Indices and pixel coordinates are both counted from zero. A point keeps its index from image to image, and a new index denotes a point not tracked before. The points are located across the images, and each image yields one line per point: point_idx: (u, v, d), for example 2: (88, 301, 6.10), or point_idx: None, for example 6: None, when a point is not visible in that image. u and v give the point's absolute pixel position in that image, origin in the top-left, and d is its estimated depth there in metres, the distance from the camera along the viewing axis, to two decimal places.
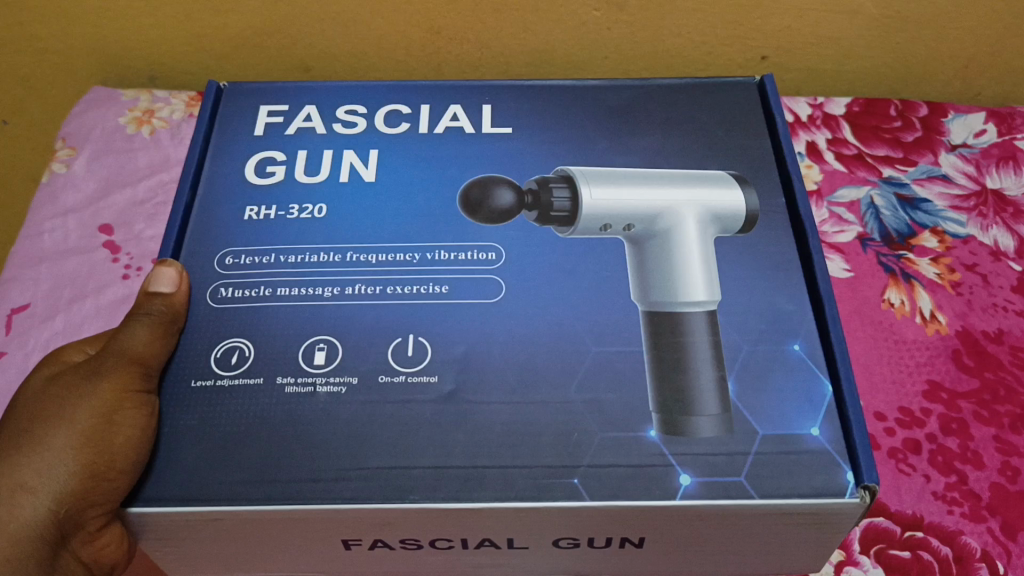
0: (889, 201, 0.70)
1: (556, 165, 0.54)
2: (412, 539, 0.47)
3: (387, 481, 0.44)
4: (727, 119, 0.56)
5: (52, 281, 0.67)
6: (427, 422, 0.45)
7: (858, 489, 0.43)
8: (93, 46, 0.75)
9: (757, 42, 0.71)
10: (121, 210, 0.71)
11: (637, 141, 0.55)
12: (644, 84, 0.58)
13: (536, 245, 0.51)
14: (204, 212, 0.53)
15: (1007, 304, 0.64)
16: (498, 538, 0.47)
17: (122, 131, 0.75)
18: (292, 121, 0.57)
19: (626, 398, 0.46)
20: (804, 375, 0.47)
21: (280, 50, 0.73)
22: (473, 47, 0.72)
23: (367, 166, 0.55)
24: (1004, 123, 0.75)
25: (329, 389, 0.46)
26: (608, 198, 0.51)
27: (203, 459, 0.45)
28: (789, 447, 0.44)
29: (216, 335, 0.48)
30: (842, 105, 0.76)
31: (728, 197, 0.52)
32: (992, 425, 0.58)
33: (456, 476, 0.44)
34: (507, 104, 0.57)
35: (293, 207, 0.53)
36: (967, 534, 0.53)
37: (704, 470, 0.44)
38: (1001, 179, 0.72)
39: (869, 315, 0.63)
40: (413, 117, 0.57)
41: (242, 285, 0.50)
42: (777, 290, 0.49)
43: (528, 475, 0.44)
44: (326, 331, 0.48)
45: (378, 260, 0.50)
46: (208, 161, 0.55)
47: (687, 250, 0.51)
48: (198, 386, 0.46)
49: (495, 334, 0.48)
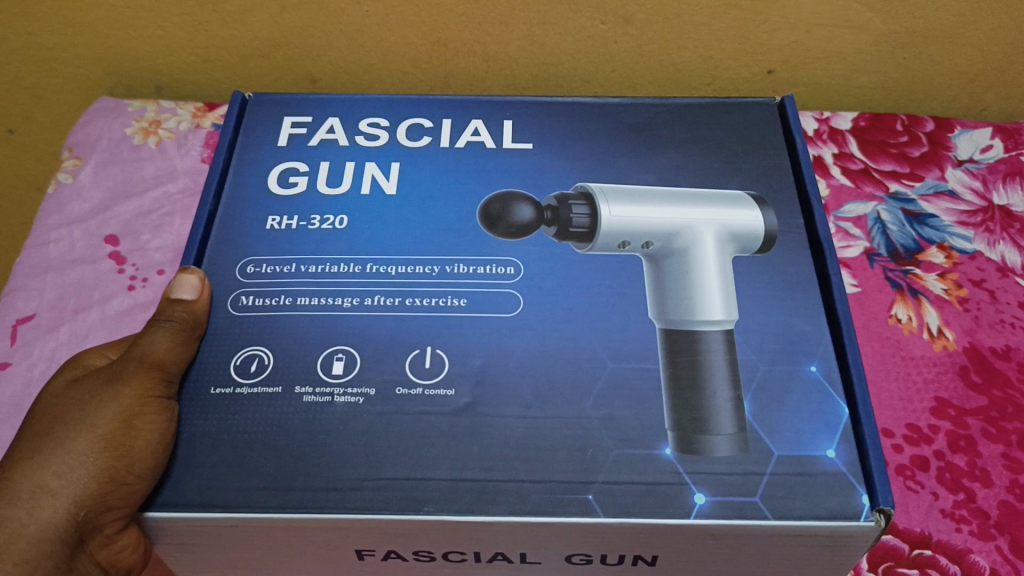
0: (895, 216, 0.70)
1: (576, 181, 0.54)
2: (424, 551, 0.46)
3: (401, 493, 0.44)
4: (742, 138, 0.56)
5: (57, 291, 0.67)
6: (442, 436, 0.45)
7: (873, 512, 0.43)
8: (100, 55, 0.76)
9: (764, 56, 0.71)
10: (126, 220, 0.71)
11: (653, 158, 0.55)
12: (663, 103, 0.58)
13: (556, 262, 0.51)
14: (226, 222, 0.53)
15: (1015, 320, 0.64)
16: (510, 552, 0.46)
17: (128, 141, 0.75)
18: (315, 133, 0.57)
19: (642, 414, 0.46)
20: (820, 397, 0.46)
21: (288, 62, 0.73)
22: (480, 59, 0.72)
23: (389, 178, 0.55)
24: (1010, 139, 0.75)
25: (347, 399, 0.46)
26: (627, 216, 0.51)
27: (217, 467, 0.44)
28: (805, 468, 0.44)
29: (233, 344, 0.48)
30: (848, 120, 0.76)
31: (747, 215, 0.52)
32: (1000, 443, 0.57)
33: (469, 489, 0.44)
34: (529, 120, 0.57)
35: (315, 217, 0.53)
36: (975, 553, 0.53)
37: (719, 489, 0.44)
38: (1007, 195, 0.72)
39: (877, 331, 0.63)
40: (435, 131, 0.57)
41: (263, 293, 0.50)
42: (793, 310, 0.49)
43: (543, 490, 0.44)
44: (346, 341, 0.48)
45: (397, 272, 0.50)
46: (232, 172, 0.55)
47: (704, 270, 0.51)
48: (216, 393, 0.46)
49: (511, 348, 0.48)
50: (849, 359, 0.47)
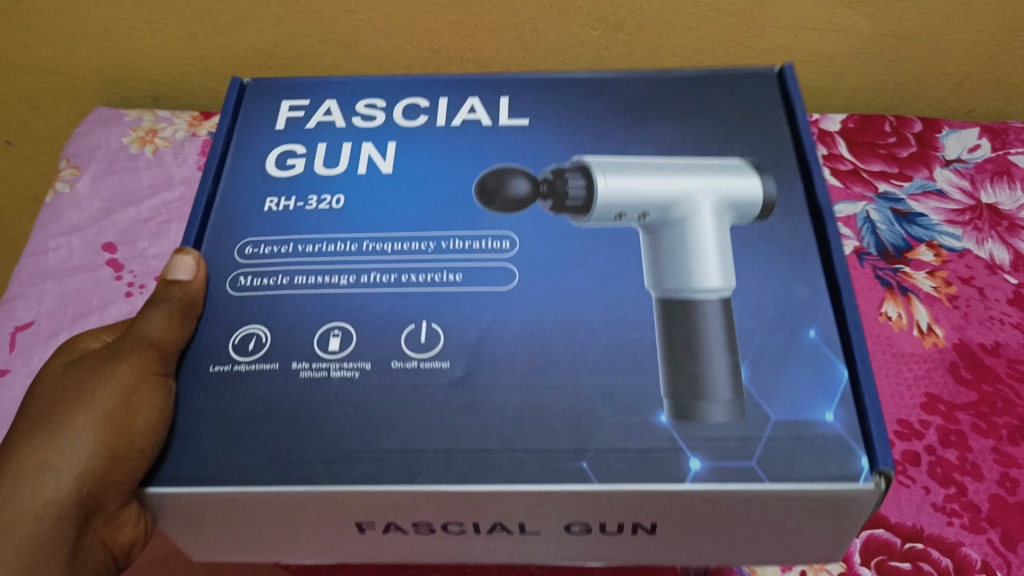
0: (884, 214, 0.71)
1: (572, 156, 0.53)
2: (425, 522, 0.45)
3: (396, 463, 0.43)
4: (742, 113, 0.54)
5: (56, 298, 0.67)
6: (436, 407, 0.44)
7: (873, 475, 0.41)
8: (98, 64, 0.77)
9: (755, 60, 0.72)
10: (124, 228, 0.71)
11: (650, 133, 0.53)
12: (659, 77, 0.56)
13: (550, 236, 0.49)
14: (225, 205, 0.52)
15: (1004, 316, 0.64)
16: (509, 521, 0.45)
17: (126, 151, 0.76)
18: (312, 116, 0.56)
19: (635, 380, 0.45)
20: (818, 361, 0.44)
21: (279, 71, 0.74)
22: (472, 66, 0.73)
23: (384, 157, 0.53)
24: (998, 138, 0.76)
25: (343, 374, 0.45)
26: (624, 183, 0.49)
27: (219, 444, 0.44)
28: (801, 432, 0.43)
29: (233, 323, 0.47)
30: (837, 122, 0.77)
31: (745, 183, 0.49)
32: (991, 437, 0.58)
33: (464, 455, 0.43)
34: (526, 98, 0.55)
35: (311, 198, 0.52)
36: (967, 546, 0.53)
37: (715, 454, 0.42)
38: (995, 193, 0.72)
39: (867, 329, 0.63)
40: (432, 110, 0.56)
41: (261, 273, 0.49)
42: (796, 284, 0.47)
43: (539, 457, 0.42)
44: (341, 317, 0.47)
45: (393, 249, 0.49)
46: (230, 156, 0.54)
47: (703, 237, 0.49)
48: (215, 371, 0.46)
49: (506, 322, 0.46)
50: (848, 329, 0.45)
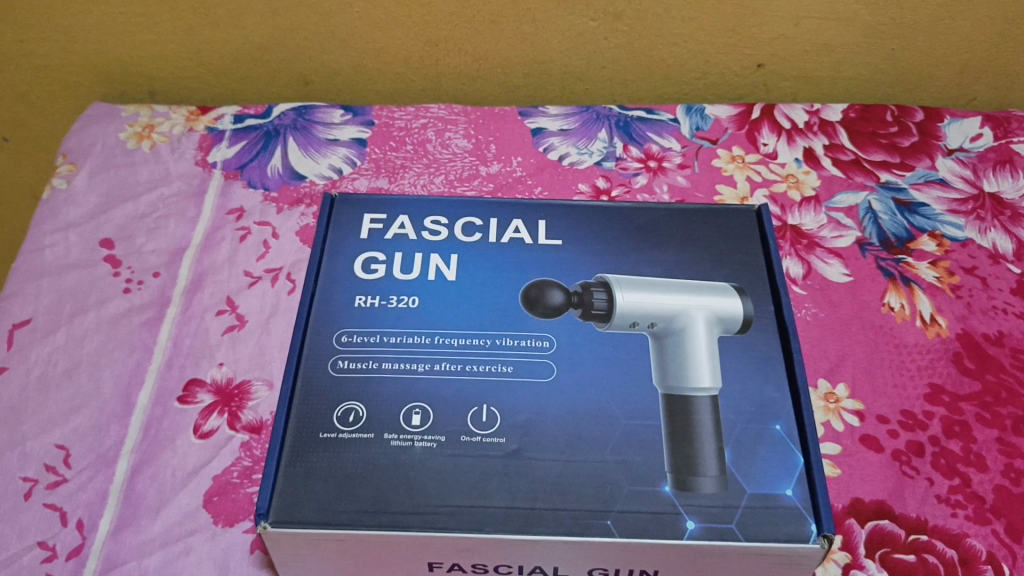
0: (887, 205, 0.70)
1: (600, 272, 0.54)
2: (481, 564, 0.47)
3: (466, 514, 0.45)
4: (727, 239, 0.55)
5: (53, 296, 0.64)
6: (493, 475, 0.46)
7: (819, 536, 0.44)
8: (97, 58, 0.77)
9: (753, 50, 0.75)
10: (121, 224, 0.69)
11: (658, 255, 0.55)
12: (666, 207, 0.57)
13: (579, 337, 0.51)
14: (323, 303, 0.52)
15: (1006, 306, 0.64)
16: (547, 565, 0.46)
17: (123, 146, 0.75)
18: (389, 228, 0.56)
19: (649, 459, 0.47)
20: (781, 448, 0.47)
21: (280, 65, 0.77)
22: (470, 57, 0.76)
23: (449, 266, 0.54)
24: (1000, 127, 0.76)
25: (425, 444, 0.47)
26: (640, 299, 0.52)
27: (328, 493, 0.45)
28: (769, 502, 0.45)
29: (335, 396, 0.48)
30: (838, 111, 0.77)
31: (727, 302, 0.52)
32: (995, 428, 0.57)
33: (503, 514, 0.45)
34: (565, 220, 0.57)
35: (393, 297, 0.52)
36: (972, 537, 0.52)
37: (707, 516, 0.45)
38: (997, 182, 0.72)
39: (869, 319, 0.63)
40: (485, 230, 0.56)
41: (359, 357, 0.50)
42: (765, 379, 0.49)
43: (574, 514, 0.45)
44: (421, 397, 0.48)
45: (459, 343, 0.50)
46: (326, 261, 0.54)
47: (695, 351, 0.50)
48: (324, 438, 0.47)
49: (549, 405, 0.48)
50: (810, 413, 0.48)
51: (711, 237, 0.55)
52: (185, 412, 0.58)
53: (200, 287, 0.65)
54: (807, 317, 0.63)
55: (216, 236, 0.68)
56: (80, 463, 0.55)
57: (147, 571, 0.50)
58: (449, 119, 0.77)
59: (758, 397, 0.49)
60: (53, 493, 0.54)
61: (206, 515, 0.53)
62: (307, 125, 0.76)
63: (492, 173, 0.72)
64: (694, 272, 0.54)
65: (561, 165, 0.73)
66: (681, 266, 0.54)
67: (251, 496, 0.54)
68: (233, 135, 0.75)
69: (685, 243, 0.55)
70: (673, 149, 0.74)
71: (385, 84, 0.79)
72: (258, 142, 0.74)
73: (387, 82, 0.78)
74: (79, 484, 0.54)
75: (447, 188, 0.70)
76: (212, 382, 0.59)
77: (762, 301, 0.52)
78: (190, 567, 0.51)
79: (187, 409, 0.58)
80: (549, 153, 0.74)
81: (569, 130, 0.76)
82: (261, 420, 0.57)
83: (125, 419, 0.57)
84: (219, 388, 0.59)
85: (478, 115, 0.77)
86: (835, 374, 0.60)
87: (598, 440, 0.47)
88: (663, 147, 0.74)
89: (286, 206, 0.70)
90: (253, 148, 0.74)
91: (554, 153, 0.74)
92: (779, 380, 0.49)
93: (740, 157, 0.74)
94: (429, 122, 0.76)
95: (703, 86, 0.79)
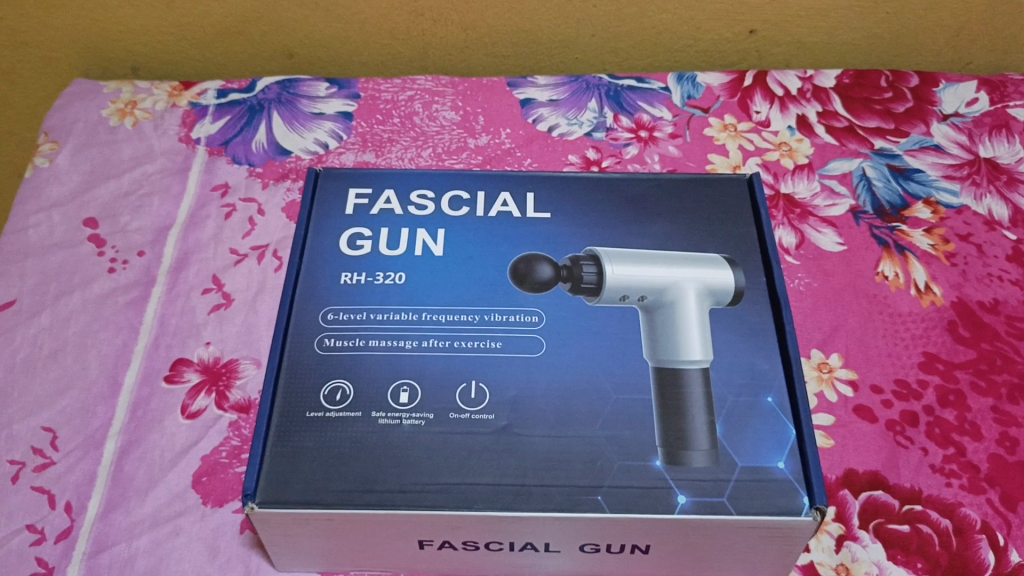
0: (881, 172, 0.69)
1: (589, 245, 0.53)
2: (471, 541, 0.46)
3: (454, 492, 0.44)
4: (719, 209, 0.54)
5: (37, 276, 0.63)
6: (481, 453, 0.45)
7: (812, 509, 0.44)
8: (77, 34, 0.76)
9: (744, 16, 0.73)
10: (105, 202, 0.68)
11: (648, 226, 0.54)
12: (655, 177, 0.56)
13: (569, 312, 0.50)
14: (309, 280, 0.51)
15: (1002, 273, 0.63)
16: (537, 541, 0.46)
17: (105, 123, 0.73)
18: (375, 203, 0.55)
19: (641, 434, 0.46)
20: (772, 421, 0.47)
21: (264, 38, 0.76)
22: (458, 28, 0.74)
23: (436, 241, 0.53)
24: (997, 91, 0.75)
25: (412, 421, 0.46)
26: (630, 273, 0.51)
27: (317, 474, 0.45)
28: (760, 475, 0.45)
29: (321, 375, 0.48)
30: (832, 78, 0.76)
31: (718, 274, 0.51)
32: (990, 396, 0.57)
33: (492, 491, 0.44)
34: (552, 191, 0.56)
35: (379, 274, 0.52)
36: (966, 506, 0.52)
37: (698, 490, 0.44)
38: (994, 147, 0.71)
39: (863, 289, 0.62)
40: (472, 203, 0.55)
41: (346, 335, 0.49)
42: (757, 352, 0.49)
43: (563, 491, 0.45)
44: (408, 374, 0.48)
45: (447, 319, 0.50)
46: (310, 238, 0.53)
47: (686, 324, 0.50)
48: (311, 418, 0.46)
49: (538, 380, 0.48)
50: (802, 384, 0.48)
51: (701, 208, 0.55)
52: (172, 392, 0.57)
53: (185, 265, 0.64)
54: (800, 287, 0.62)
55: (200, 213, 0.67)
56: (67, 445, 0.54)
57: (136, 553, 0.50)
58: (436, 90, 0.76)
59: (749, 368, 0.48)
60: (40, 476, 0.53)
61: (195, 496, 0.52)
62: (292, 99, 0.74)
63: (481, 145, 0.71)
64: (684, 243, 0.53)
65: (550, 136, 0.72)
66: (672, 237, 0.54)
67: (240, 476, 0.53)
68: (217, 110, 0.74)
69: (675, 214, 0.55)
70: (664, 118, 0.73)
71: (371, 56, 0.77)
72: (242, 117, 0.73)
73: (373, 54, 0.77)
74: (67, 467, 0.53)
75: (434, 161, 0.69)
76: (198, 362, 0.58)
77: (753, 272, 0.52)
78: (180, 548, 0.50)
79: (175, 389, 0.57)
80: (538, 125, 0.72)
81: (558, 100, 0.75)
82: (249, 399, 0.56)
83: (112, 401, 0.57)
84: (206, 367, 0.58)
85: (466, 86, 0.76)
86: (828, 344, 0.59)
87: (587, 415, 0.47)
88: (654, 116, 0.73)
89: (272, 182, 0.69)
90: (237, 123, 0.73)
91: (543, 124, 0.73)
92: (771, 352, 0.49)
93: (732, 125, 0.73)
94: (416, 94, 0.75)
95: (695, 54, 0.77)
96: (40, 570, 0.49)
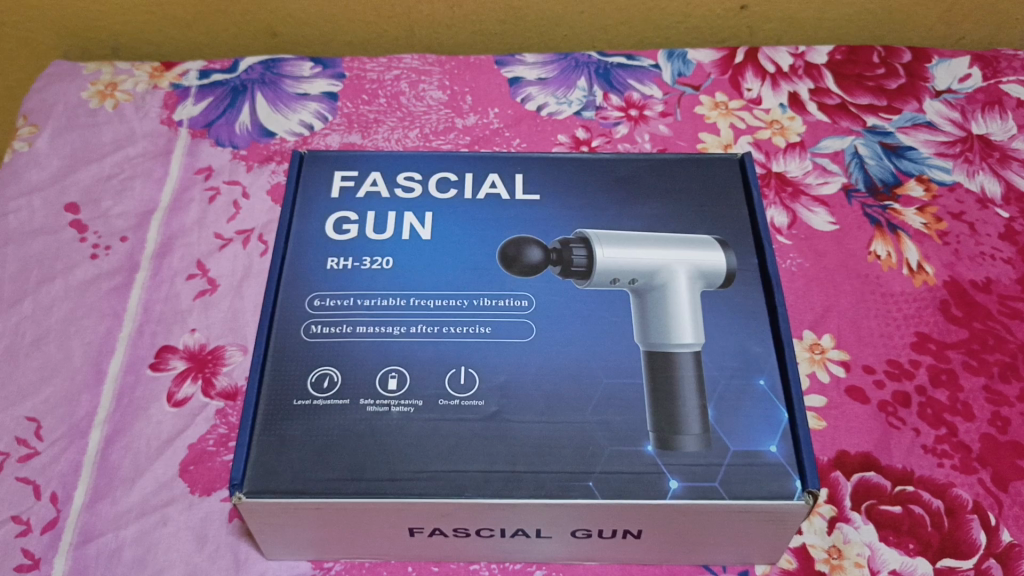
0: (874, 150, 0.69)
1: (579, 228, 0.52)
2: (462, 527, 0.46)
3: (444, 480, 0.44)
4: (711, 190, 0.54)
5: (18, 263, 0.62)
6: (471, 440, 0.45)
7: (804, 493, 0.43)
8: (56, 14, 0.74)
9: None
10: (86, 187, 0.67)
11: (638, 207, 0.53)
12: (646, 157, 0.55)
13: (558, 296, 0.49)
14: (295, 265, 0.50)
15: (994, 252, 0.63)
16: (528, 527, 0.46)
17: (85, 105, 0.72)
18: (361, 185, 0.54)
19: (633, 419, 0.46)
20: (764, 405, 0.46)
21: (246, 16, 0.74)
22: (444, 5, 0.73)
23: (424, 225, 0.52)
24: (990, 67, 0.74)
25: (401, 409, 0.46)
26: (621, 255, 0.50)
27: (304, 462, 0.44)
28: (752, 460, 0.44)
29: (307, 362, 0.47)
30: (824, 54, 0.75)
31: (709, 256, 0.50)
32: (982, 376, 0.56)
33: (481, 478, 0.44)
34: (542, 172, 0.55)
35: (366, 258, 0.51)
36: (958, 486, 0.52)
37: (690, 475, 0.44)
38: (986, 124, 0.70)
39: (855, 268, 0.62)
40: (460, 185, 0.54)
41: (332, 320, 0.48)
42: (749, 334, 0.48)
43: (554, 477, 0.44)
44: (397, 359, 0.47)
45: (436, 304, 0.49)
46: (296, 222, 0.52)
47: (677, 306, 0.49)
48: (299, 406, 0.46)
49: (528, 366, 0.47)
50: (794, 366, 0.47)
51: (691, 189, 0.54)
52: (158, 379, 0.56)
53: (169, 250, 0.63)
54: (792, 267, 0.62)
55: (184, 197, 0.66)
56: (52, 435, 0.54)
57: (124, 543, 0.50)
58: (423, 69, 0.74)
59: (741, 351, 0.48)
60: (24, 466, 0.52)
61: (182, 485, 0.52)
62: (276, 80, 0.73)
63: (468, 125, 0.70)
64: (675, 225, 0.53)
65: (538, 115, 0.71)
66: (662, 219, 0.53)
67: (228, 463, 0.53)
68: (200, 91, 0.73)
69: (666, 195, 0.54)
70: (653, 97, 0.72)
71: (356, 35, 0.76)
72: (226, 98, 0.72)
73: (359, 33, 0.76)
74: (51, 456, 0.53)
75: (422, 142, 0.69)
76: (184, 349, 0.58)
77: (744, 253, 0.51)
78: (168, 537, 0.50)
79: (160, 376, 0.56)
80: (527, 104, 0.71)
81: (547, 78, 0.73)
82: (235, 386, 0.56)
83: (96, 389, 0.56)
84: (193, 354, 0.57)
85: (453, 65, 0.74)
86: (820, 325, 0.59)
87: (578, 400, 0.46)
88: (644, 94, 0.72)
89: (256, 164, 0.68)
90: (221, 105, 0.72)
91: (531, 103, 0.71)
92: (763, 334, 0.48)
93: (723, 103, 0.72)
94: (403, 73, 0.74)
95: (685, 31, 0.76)
96: (26, 561, 0.49)
